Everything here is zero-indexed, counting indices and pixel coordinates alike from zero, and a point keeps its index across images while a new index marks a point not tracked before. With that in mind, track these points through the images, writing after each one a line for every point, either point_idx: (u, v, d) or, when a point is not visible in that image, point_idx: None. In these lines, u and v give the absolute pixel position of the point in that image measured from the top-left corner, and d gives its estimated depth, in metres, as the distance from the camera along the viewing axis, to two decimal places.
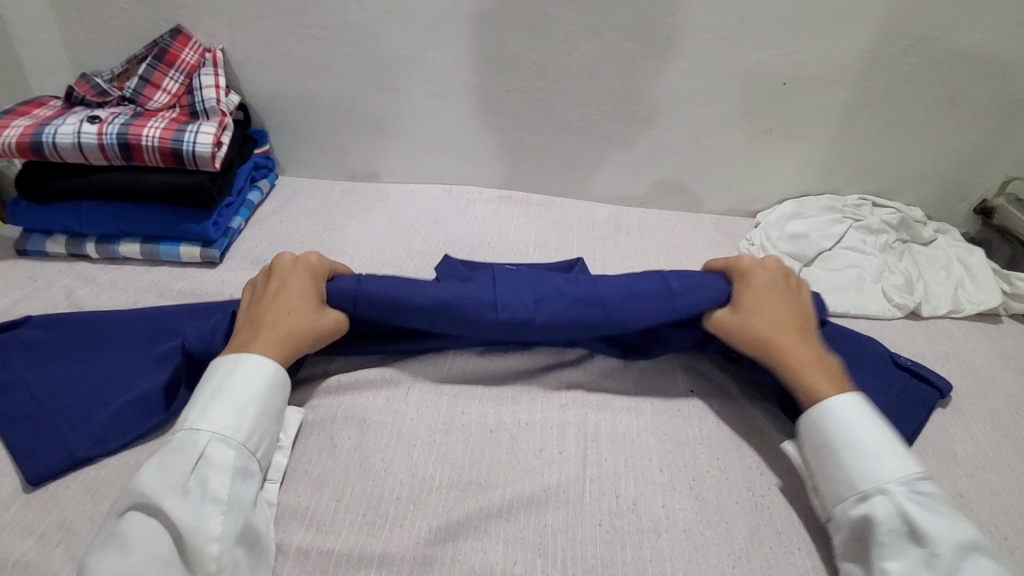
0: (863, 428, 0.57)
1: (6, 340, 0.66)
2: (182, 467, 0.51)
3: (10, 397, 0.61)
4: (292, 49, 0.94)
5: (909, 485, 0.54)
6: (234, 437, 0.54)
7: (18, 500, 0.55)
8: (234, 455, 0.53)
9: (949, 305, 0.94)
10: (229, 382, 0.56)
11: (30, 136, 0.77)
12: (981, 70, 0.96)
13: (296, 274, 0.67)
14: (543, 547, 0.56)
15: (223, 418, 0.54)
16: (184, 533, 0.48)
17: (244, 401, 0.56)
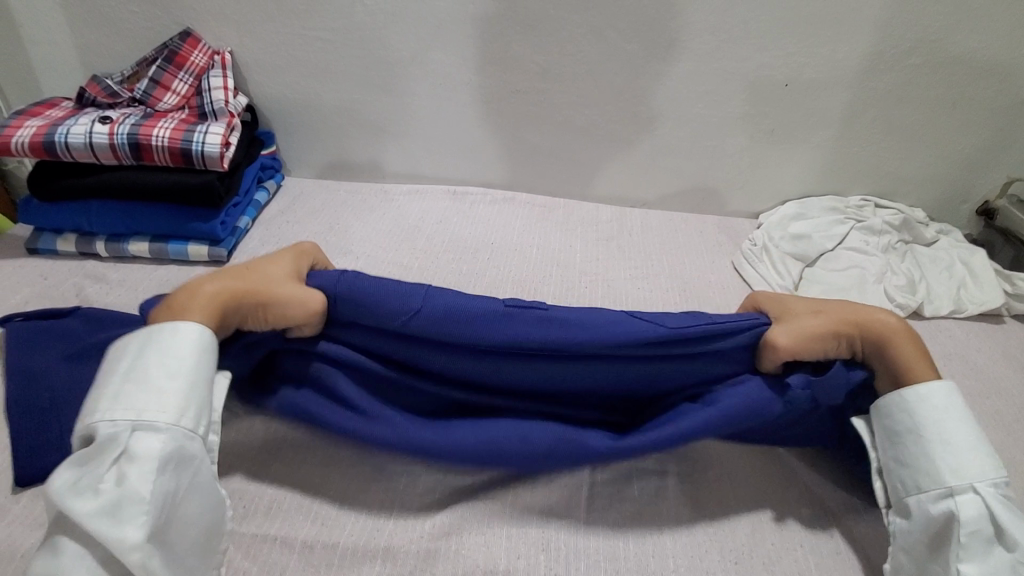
0: (958, 421, 0.54)
1: (52, 327, 0.67)
2: (97, 462, 0.45)
3: (29, 390, 0.61)
4: (299, 51, 0.95)
5: (997, 487, 0.51)
6: (156, 425, 0.47)
7: (28, 492, 0.56)
8: (154, 445, 0.47)
9: (951, 306, 0.94)
10: (148, 360, 0.49)
11: (42, 136, 0.79)
12: (982, 72, 0.97)
13: (283, 251, 0.64)
14: (546, 542, 0.56)
15: (140, 404, 0.48)
16: (101, 539, 0.43)
17: (171, 382, 0.49)
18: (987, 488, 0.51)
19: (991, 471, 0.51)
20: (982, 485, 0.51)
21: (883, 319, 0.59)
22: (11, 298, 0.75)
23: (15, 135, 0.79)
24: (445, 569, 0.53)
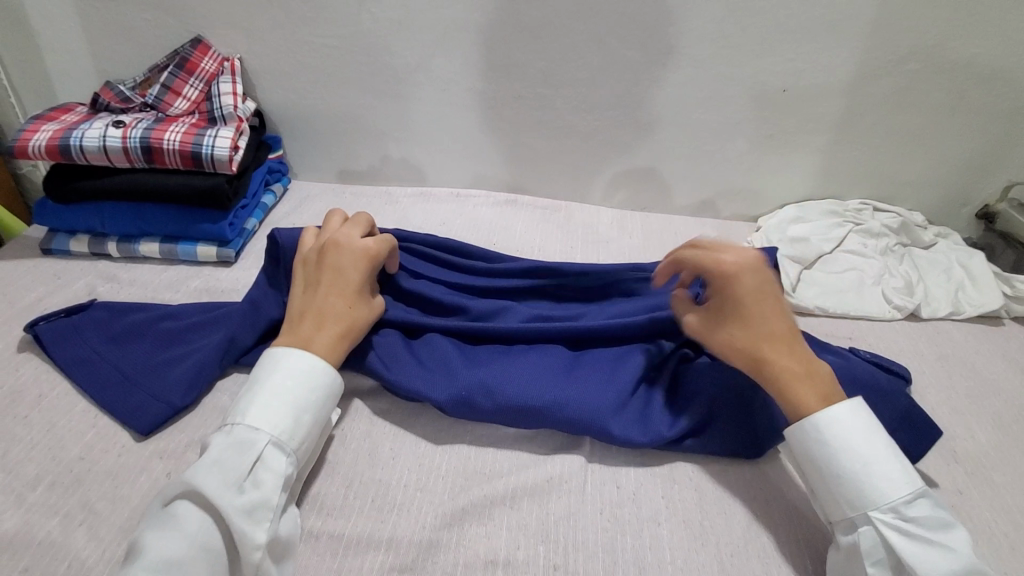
0: (853, 452, 0.54)
1: (79, 323, 0.70)
2: (240, 466, 0.51)
3: (95, 371, 0.66)
4: (306, 58, 0.98)
5: (898, 511, 0.51)
6: (286, 444, 0.54)
7: (43, 482, 0.57)
8: (288, 464, 0.53)
9: (949, 307, 0.95)
10: (287, 383, 0.56)
11: (59, 139, 0.81)
12: (979, 77, 0.98)
13: (356, 264, 0.66)
14: (546, 534, 0.57)
15: (284, 423, 0.54)
16: (235, 534, 0.48)
17: (302, 406, 0.56)
18: (883, 514, 0.52)
19: (885, 498, 0.52)
20: (876, 513, 0.52)
21: (783, 364, 0.59)
22: (26, 297, 0.77)
23: (32, 139, 0.81)
24: (447, 559, 0.55)
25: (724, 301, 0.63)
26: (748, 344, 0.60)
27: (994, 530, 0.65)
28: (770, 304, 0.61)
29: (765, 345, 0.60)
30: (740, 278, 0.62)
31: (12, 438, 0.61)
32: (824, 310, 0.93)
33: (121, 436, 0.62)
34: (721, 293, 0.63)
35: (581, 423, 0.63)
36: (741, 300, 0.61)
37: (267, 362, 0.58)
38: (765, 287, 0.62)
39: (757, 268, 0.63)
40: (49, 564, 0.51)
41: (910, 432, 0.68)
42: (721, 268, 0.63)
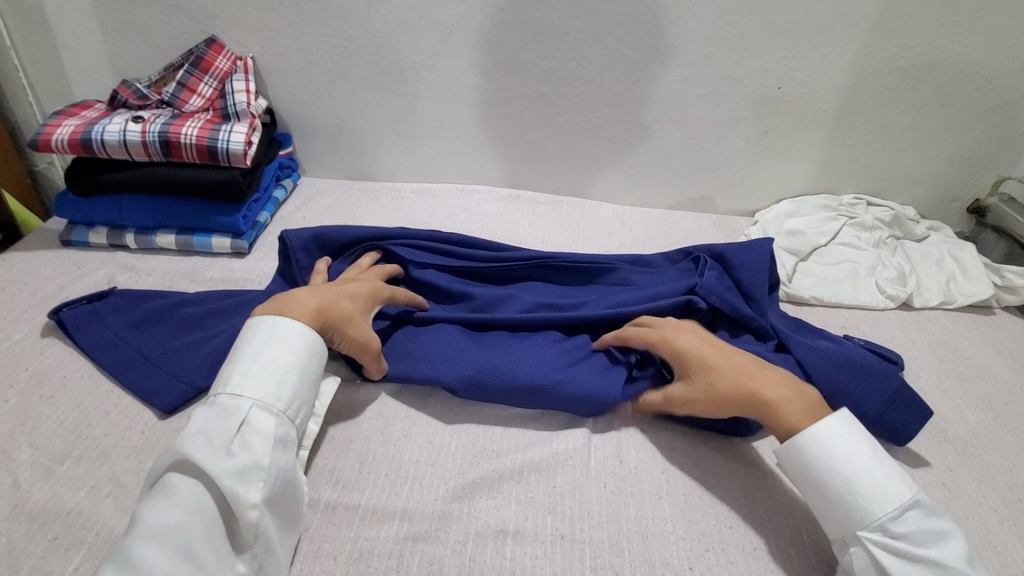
0: (834, 470, 0.55)
1: (97, 309, 0.73)
2: (226, 430, 0.52)
3: (117, 352, 0.69)
4: (316, 58, 1.01)
5: (885, 528, 0.52)
6: (270, 407, 0.55)
7: (70, 457, 0.60)
8: (276, 424, 0.54)
9: (941, 297, 0.98)
10: (268, 350, 0.58)
11: (80, 134, 0.84)
12: (967, 75, 1.01)
13: (359, 283, 0.71)
14: (553, 506, 0.60)
15: (265, 387, 0.55)
16: (229, 495, 0.49)
17: (285, 370, 0.57)
18: (870, 533, 0.53)
19: (871, 516, 0.53)
20: (864, 531, 0.53)
21: (773, 390, 0.60)
22: (48, 285, 0.80)
23: (54, 133, 0.84)
24: (458, 529, 0.57)
25: (683, 361, 0.65)
26: (731, 384, 0.61)
27: (983, 506, 0.67)
28: (723, 350, 0.65)
29: (745, 379, 0.62)
30: (685, 336, 0.67)
31: (39, 416, 0.63)
32: (819, 300, 0.96)
33: (144, 415, 0.64)
34: (678, 354, 0.66)
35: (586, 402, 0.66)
36: (697, 355, 0.65)
37: (248, 334, 0.59)
38: (711, 341, 0.67)
39: (695, 330, 0.69)
40: (78, 532, 0.54)
41: (903, 412, 0.71)
42: (665, 336, 0.68)
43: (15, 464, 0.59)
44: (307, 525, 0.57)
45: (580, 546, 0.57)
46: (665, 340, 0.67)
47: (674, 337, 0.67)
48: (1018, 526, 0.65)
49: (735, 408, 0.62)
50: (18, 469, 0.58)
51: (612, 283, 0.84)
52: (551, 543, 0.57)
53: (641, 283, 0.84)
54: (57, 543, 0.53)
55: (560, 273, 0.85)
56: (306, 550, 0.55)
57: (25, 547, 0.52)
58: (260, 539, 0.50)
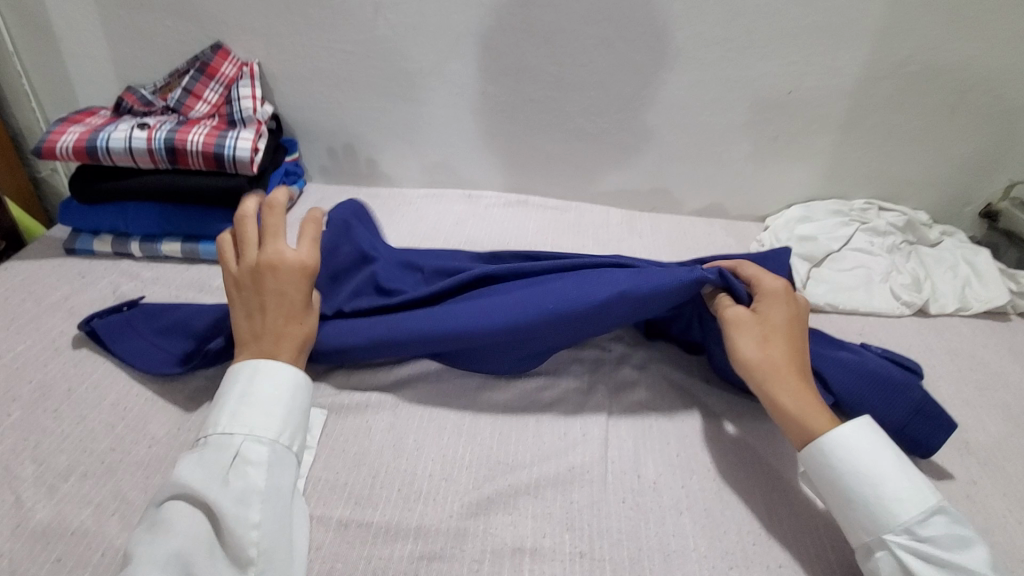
0: (860, 471, 0.55)
1: (130, 316, 0.72)
2: (218, 464, 0.52)
3: (174, 342, 0.69)
4: (322, 63, 1.00)
5: (911, 532, 0.52)
6: (261, 438, 0.54)
7: (75, 473, 0.58)
8: (269, 454, 0.54)
9: (957, 304, 0.96)
10: (249, 385, 0.57)
11: (85, 141, 0.83)
12: (979, 79, 1.00)
13: (292, 282, 0.63)
14: (570, 522, 0.58)
15: (250, 421, 0.55)
16: (228, 528, 0.49)
17: (274, 401, 0.57)
18: (896, 537, 0.52)
19: (897, 519, 0.52)
20: (891, 536, 0.52)
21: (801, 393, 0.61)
22: (51, 295, 0.78)
23: (59, 140, 0.83)
24: (474, 546, 0.56)
25: (773, 314, 0.65)
26: (781, 355, 0.62)
27: (1009, 518, 0.66)
28: (804, 341, 0.65)
29: (792, 366, 0.62)
30: (791, 306, 0.66)
31: (43, 431, 0.62)
32: (834, 307, 0.94)
33: (151, 429, 0.63)
34: (768, 309, 0.66)
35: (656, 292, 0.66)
36: (787, 324, 0.64)
37: (235, 372, 0.59)
38: (804, 326, 0.66)
39: (804, 310, 0.67)
40: (83, 553, 0.52)
41: (925, 424, 0.70)
42: (779, 291, 0.67)
43: (18, 482, 0.57)
44: (319, 542, 0.56)
45: (599, 565, 0.55)
46: (766, 292, 0.67)
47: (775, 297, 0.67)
48: None
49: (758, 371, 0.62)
50: (21, 487, 0.57)
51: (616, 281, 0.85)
52: (570, 562, 0.55)
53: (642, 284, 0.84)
54: (62, 564, 0.51)
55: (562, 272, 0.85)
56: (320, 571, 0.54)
57: (29, 569, 0.51)
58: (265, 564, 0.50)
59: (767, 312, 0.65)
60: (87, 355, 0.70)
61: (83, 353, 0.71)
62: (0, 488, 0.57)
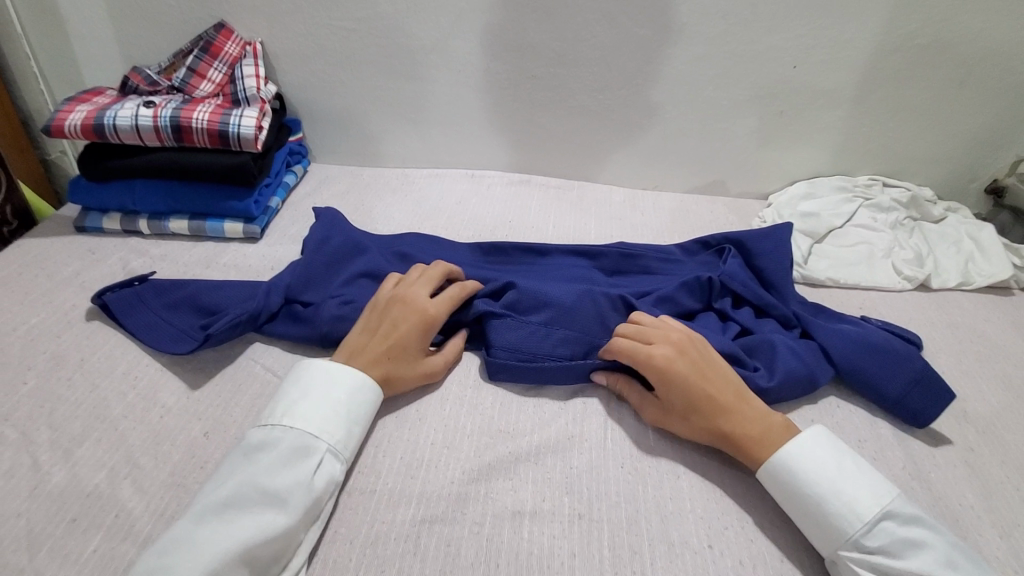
0: (808, 489, 0.56)
1: (142, 290, 0.74)
2: (303, 469, 0.54)
3: (179, 320, 0.71)
4: (325, 41, 1.00)
5: (862, 545, 0.53)
6: (339, 454, 0.57)
7: (90, 438, 0.60)
8: (340, 472, 0.57)
9: (959, 278, 0.96)
10: (338, 395, 0.60)
11: (93, 119, 0.84)
12: (986, 52, 0.99)
13: (409, 322, 0.66)
14: (569, 487, 0.60)
15: (337, 432, 0.58)
16: (289, 538, 0.51)
17: (355, 419, 0.60)
18: (850, 553, 0.53)
19: (846, 534, 0.53)
20: (845, 553, 0.53)
21: (747, 427, 0.60)
22: (63, 270, 0.80)
23: (67, 119, 0.85)
24: (476, 509, 0.58)
25: (668, 391, 0.63)
26: (705, 421, 0.61)
27: (1008, 488, 0.66)
28: (709, 380, 0.63)
29: (717, 420, 0.61)
30: (677, 375, 0.62)
31: (57, 398, 0.64)
32: (836, 282, 0.95)
33: (161, 398, 0.65)
34: (668, 392, 0.63)
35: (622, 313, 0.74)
36: (685, 388, 0.62)
37: (329, 371, 0.61)
38: (702, 370, 0.63)
39: (683, 350, 0.64)
40: (97, 513, 0.55)
41: (926, 395, 0.70)
42: (659, 364, 0.63)
43: (34, 446, 0.59)
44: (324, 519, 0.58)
45: (597, 525, 0.57)
46: (653, 369, 0.63)
47: (659, 368, 0.63)
48: None
49: (701, 441, 0.62)
50: (37, 450, 0.59)
51: (614, 266, 0.87)
52: (569, 524, 0.57)
53: (638, 275, 0.86)
54: (76, 524, 0.54)
55: (560, 260, 0.87)
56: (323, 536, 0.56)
57: (44, 528, 0.53)
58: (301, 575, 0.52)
59: (661, 391, 0.64)
60: (98, 328, 0.72)
61: (94, 325, 0.72)
62: (18, 452, 0.59)
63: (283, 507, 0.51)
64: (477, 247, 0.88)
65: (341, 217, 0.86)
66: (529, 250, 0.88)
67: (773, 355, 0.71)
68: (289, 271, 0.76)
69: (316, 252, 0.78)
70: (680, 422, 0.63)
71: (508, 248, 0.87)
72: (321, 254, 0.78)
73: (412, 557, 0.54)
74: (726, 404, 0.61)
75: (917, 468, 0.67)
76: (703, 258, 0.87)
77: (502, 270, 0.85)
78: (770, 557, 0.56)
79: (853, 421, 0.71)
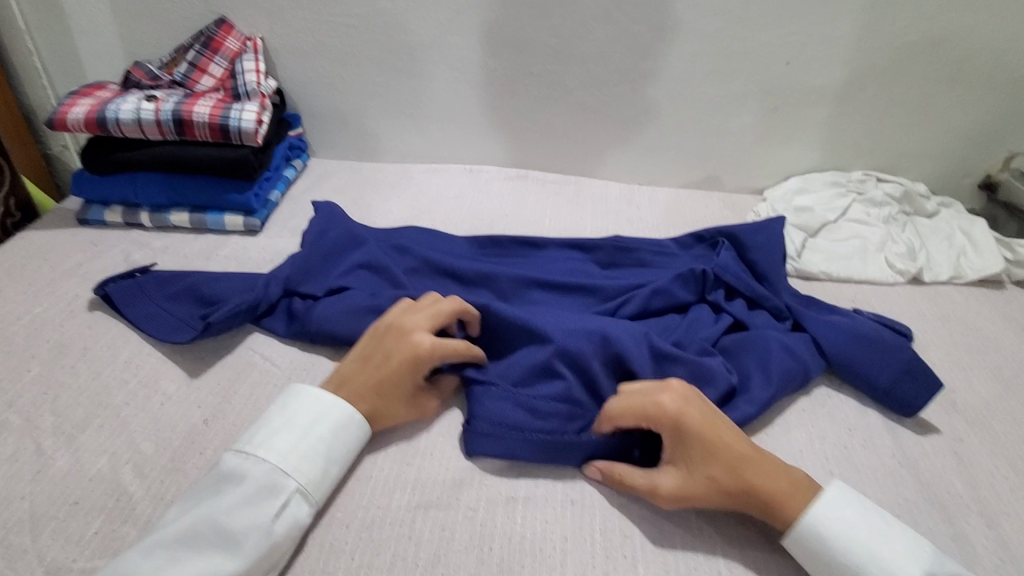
0: (852, 541, 0.52)
1: (142, 281, 0.75)
2: (266, 511, 0.51)
3: (180, 310, 0.72)
4: (325, 37, 1.01)
5: None
6: (309, 498, 0.54)
7: (92, 424, 0.62)
8: (308, 515, 0.54)
9: (951, 272, 0.97)
10: (319, 432, 0.57)
11: (96, 113, 0.86)
12: (978, 48, 1.00)
13: (400, 359, 0.61)
14: (562, 473, 0.61)
15: (310, 473, 0.55)
16: None
17: (332, 459, 0.57)
18: None
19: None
20: None
21: (771, 480, 0.55)
22: (65, 262, 0.81)
23: (70, 112, 0.86)
24: (470, 495, 0.59)
25: (682, 444, 0.57)
26: (730, 477, 0.55)
27: (995, 476, 0.67)
28: (724, 429, 0.57)
29: (741, 473, 0.55)
30: (694, 424, 0.57)
31: (60, 385, 0.65)
32: (829, 275, 0.96)
33: (162, 385, 0.66)
34: (687, 447, 0.56)
35: (625, 347, 0.66)
36: (703, 440, 0.56)
37: (313, 404, 0.58)
38: (713, 418, 0.58)
39: (690, 397, 0.59)
40: (99, 496, 0.56)
41: (914, 384, 0.71)
42: (672, 414, 0.57)
43: (38, 431, 0.60)
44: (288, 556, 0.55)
45: (589, 510, 0.58)
46: (667, 421, 0.57)
47: (674, 419, 0.57)
48: None
49: (723, 501, 0.56)
50: (41, 435, 0.60)
51: (609, 259, 0.88)
52: (562, 509, 0.58)
53: (633, 268, 0.87)
54: (78, 507, 0.55)
55: (556, 254, 0.88)
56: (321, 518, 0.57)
57: (47, 511, 0.54)
58: None
59: (672, 444, 0.57)
60: (100, 318, 0.73)
61: (96, 315, 0.73)
62: (21, 437, 0.60)
63: (237, 552, 0.48)
64: (475, 240, 0.90)
65: (340, 210, 0.87)
66: (526, 243, 0.89)
67: (766, 357, 0.70)
68: (288, 263, 0.77)
69: (316, 245, 0.80)
70: (703, 484, 0.55)
71: (504, 241, 0.89)
72: (320, 246, 0.80)
73: (407, 540, 0.55)
74: (746, 454, 0.56)
75: (905, 456, 0.68)
76: (697, 251, 0.88)
77: (499, 263, 0.86)
78: (759, 541, 0.57)
79: (843, 410, 0.72)
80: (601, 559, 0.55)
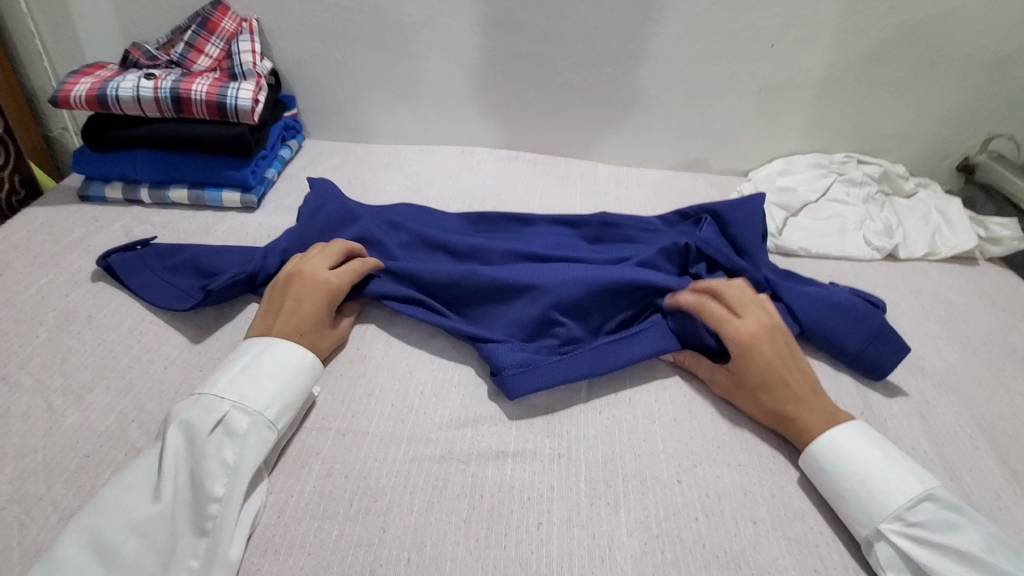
0: (856, 457, 0.59)
1: (144, 254, 0.77)
2: (204, 423, 0.56)
3: (181, 280, 0.75)
4: (320, 18, 1.03)
5: (902, 518, 0.55)
6: (248, 409, 0.58)
7: (99, 386, 0.64)
8: (252, 424, 0.57)
9: (926, 249, 1.00)
10: (266, 363, 0.62)
11: (96, 90, 0.88)
12: (955, 31, 1.04)
13: (313, 295, 0.69)
14: (550, 430, 0.65)
15: (244, 389, 0.59)
16: (194, 492, 0.53)
17: (268, 375, 0.61)
18: (890, 525, 0.55)
19: (891, 503, 0.56)
20: (886, 522, 0.55)
21: (813, 419, 0.63)
22: (68, 236, 0.84)
23: (71, 90, 0.88)
24: (463, 449, 0.62)
25: (745, 365, 0.66)
26: (774, 403, 0.64)
27: (959, 434, 0.71)
28: (789, 366, 0.65)
29: (787, 402, 0.64)
30: (761, 352, 0.65)
31: (67, 350, 0.68)
32: (808, 251, 0.99)
33: (166, 350, 0.69)
34: (746, 368, 0.65)
35: (618, 282, 0.72)
36: (764, 368, 0.65)
37: (244, 349, 0.64)
38: (783, 353, 0.66)
39: (770, 332, 0.67)
40: (109, 450, 0.59)
41: (884, 349, 0.75)
42: (743, 339, 0.66)
43: (48, 392, 0.63)
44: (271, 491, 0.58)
45: (575, 463, 0.62)
46: (739, 343, 0.66)
47: (746, 343, 0.66)
48: (990, 450, 0.70)
49: (761, 418, 0.65)
50: (51, 395, 0.63)
51: (593, 235, 0.91)
52: (549, 462, 0.62)
53: (617, 244, 0.90)
54: (88, 460, 0.58)
55: (543, 228, 0.91)
56: (289, 454, 0.61)
57: (59, 463, 0.57)
58: (214, 532, 0.52)
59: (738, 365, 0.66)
60: (104, 288, 0.76)
61: (99, 285, 0.76)
62: (32, 397, 0.63)
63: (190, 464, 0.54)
64: (464, 217, 0.92)
65: (334, 186, 0.89)
66: (514, 219, 0.92)
67: None
68: (285, 236, 0.80)
69: (312, 219, 0.83)
70: (748, 398, 0.66)
71: (494, 217, 0.91)
72: (316, 220, 0.82)
73: (403, 489, 0.58)
74: (799, 390, 0.64)
75: (875, 416, 0.72)
76: (678, 227, 0.92)
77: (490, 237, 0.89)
78: (734, 490, 0.61)
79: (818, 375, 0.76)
80: (586, 506, 0.58)
